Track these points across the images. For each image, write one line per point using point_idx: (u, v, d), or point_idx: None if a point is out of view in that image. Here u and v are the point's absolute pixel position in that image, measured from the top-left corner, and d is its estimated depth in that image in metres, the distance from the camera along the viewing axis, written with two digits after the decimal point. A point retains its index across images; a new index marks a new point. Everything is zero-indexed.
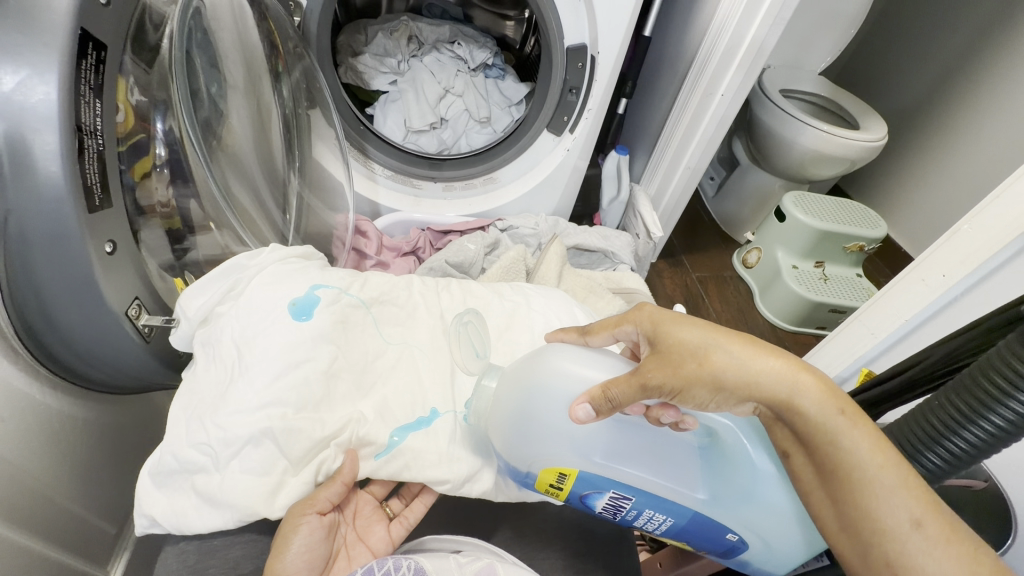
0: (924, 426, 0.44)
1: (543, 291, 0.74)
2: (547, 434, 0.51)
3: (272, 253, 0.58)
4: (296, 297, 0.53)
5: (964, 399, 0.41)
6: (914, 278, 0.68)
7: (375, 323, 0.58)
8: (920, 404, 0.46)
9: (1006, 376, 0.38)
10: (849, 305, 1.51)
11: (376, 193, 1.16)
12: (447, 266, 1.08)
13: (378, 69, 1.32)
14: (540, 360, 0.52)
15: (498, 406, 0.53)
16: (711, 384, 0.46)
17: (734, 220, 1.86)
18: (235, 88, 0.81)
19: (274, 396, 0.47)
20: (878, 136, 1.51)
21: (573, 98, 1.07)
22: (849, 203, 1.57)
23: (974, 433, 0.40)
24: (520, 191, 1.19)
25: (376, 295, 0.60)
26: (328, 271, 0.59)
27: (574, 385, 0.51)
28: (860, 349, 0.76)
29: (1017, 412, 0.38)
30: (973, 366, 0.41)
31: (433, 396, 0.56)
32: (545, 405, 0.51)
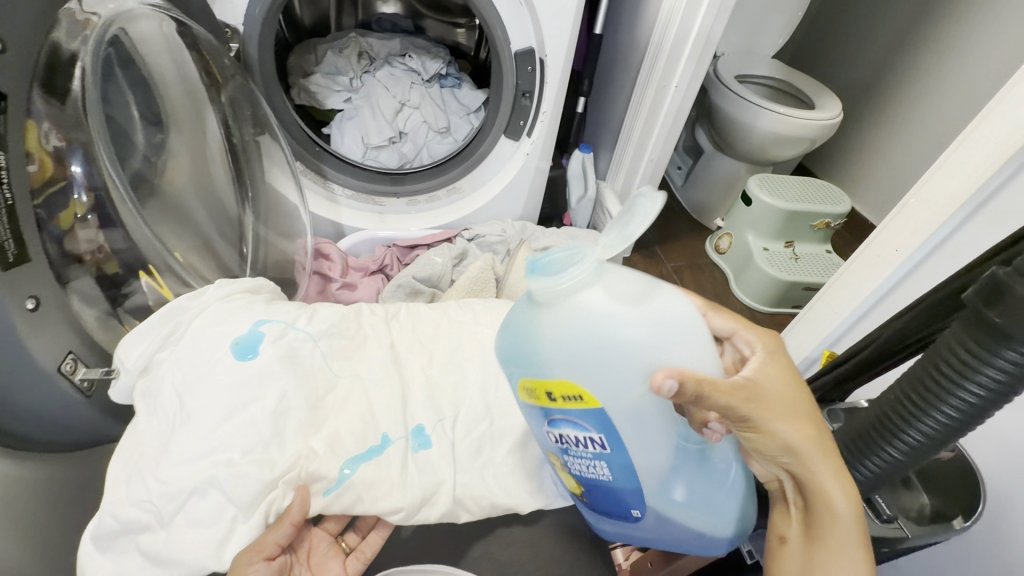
0: (891, 414, 0.48)
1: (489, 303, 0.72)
2: (603, 362, 0.46)
3: (217, 291, 0.57)
4: (240, 336, 0.51)
5: (918, 393, 0.46)
6: (870, 254, 0.69)
7: (323, 357, 0.55)
8: (880, 402, 0.51)
9: (954, 367, 0.43)
10: (820, 282, 1.53)
11: (339, 214, 1.15)
12: (415, 282, 1.06)
13: (331, 88, 1.30)
14: (660, 303, 0.47)
15: (580, 308, 0.46)
16: (790, 447, 0.47)
17: (704, 207, 1.87)
18: (179, 125, 0.81)
19: (217, 442, 0.45)
20: (833, 113, 1.54)
21: (527, 102, 1.06)
22: (811, 181, 1.60)
23: (929, 425, 0.45)
24: (484, 199, 1.18)
25: (327, 326, 0.57)
26: (274, 305, 0.57)
27: (664, 338, 0.46)
28: (825, 329, 0.77)
29: (968, 398, 0.42)
30: (928, 355, 0.46)
31: (383, 420, 0.53)
32: (627, 332, 0.46)
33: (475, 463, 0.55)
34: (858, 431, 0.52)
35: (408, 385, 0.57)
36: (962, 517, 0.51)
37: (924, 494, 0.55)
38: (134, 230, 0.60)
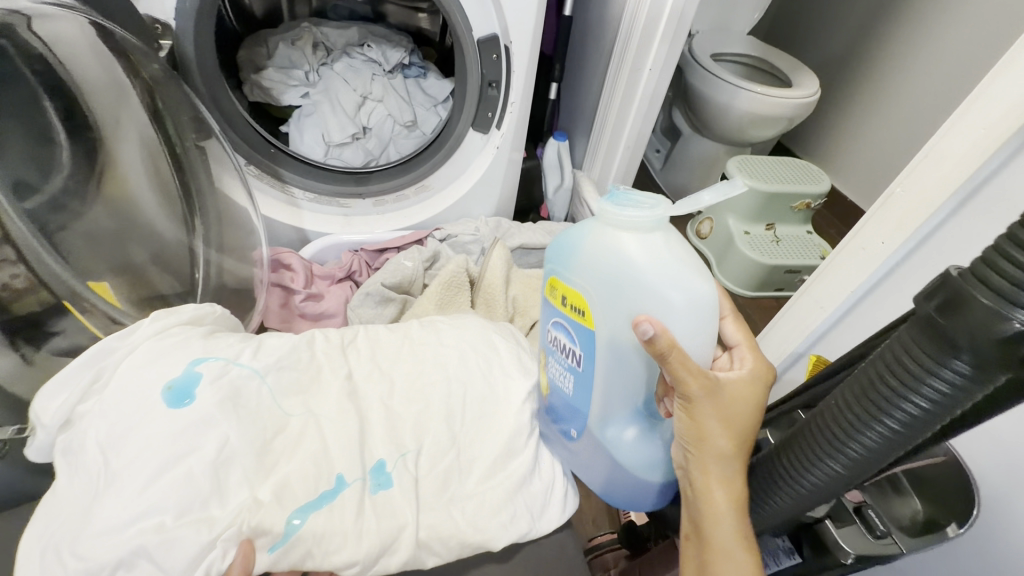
0: (827, 428, 0.42)
1: (455, 321, 0.66)
2: (618, 301, 0.48)
3: (152, 325, 0.52)
4: (174, 379, 0.46)
5: (863, 402, 0.39)
6: (855, 246, 0.66)
7: (271, 394, 0.50)
8: (823, 408, 0.44)
9: (901, 376, 0.36)
10: (802, 264, 1.52)
11: (301, 219, 1.08)
12: (385, 289, 0.99)
13: (287, 83, 1.22)
14: (704, 292, 0.46)
15: (624, 258, 0.46)
16: (705, 441, 0.48)
17: (684, 190, 1.83)
18: (116, 137, 0.75)
19: (146, 506, 0.40)
20: (810, 90, 1.50)
21: (494, 93, 1.00)
22: (790, 161, 1.57)
23: (868, 438, 0.39)
24: (455, 197, 1.13)
25: (276, 359, 0.53)
26: (214, 339, 0.52)
27: (683, 317, 0.46)
28: (811, 324, 0.74)
29: (910, 414, 0.36)
30: (872, 362, 0.39)
31: (339, 460, 0.48)
32: (645, 290, 0.46)
33: (441, 498, 0.51)
34: (792, 447, 0.46)
35: (368, 417, 0.53)
36: (956, 525, 0.48)
37: (917, 500, 0.52)
38: None
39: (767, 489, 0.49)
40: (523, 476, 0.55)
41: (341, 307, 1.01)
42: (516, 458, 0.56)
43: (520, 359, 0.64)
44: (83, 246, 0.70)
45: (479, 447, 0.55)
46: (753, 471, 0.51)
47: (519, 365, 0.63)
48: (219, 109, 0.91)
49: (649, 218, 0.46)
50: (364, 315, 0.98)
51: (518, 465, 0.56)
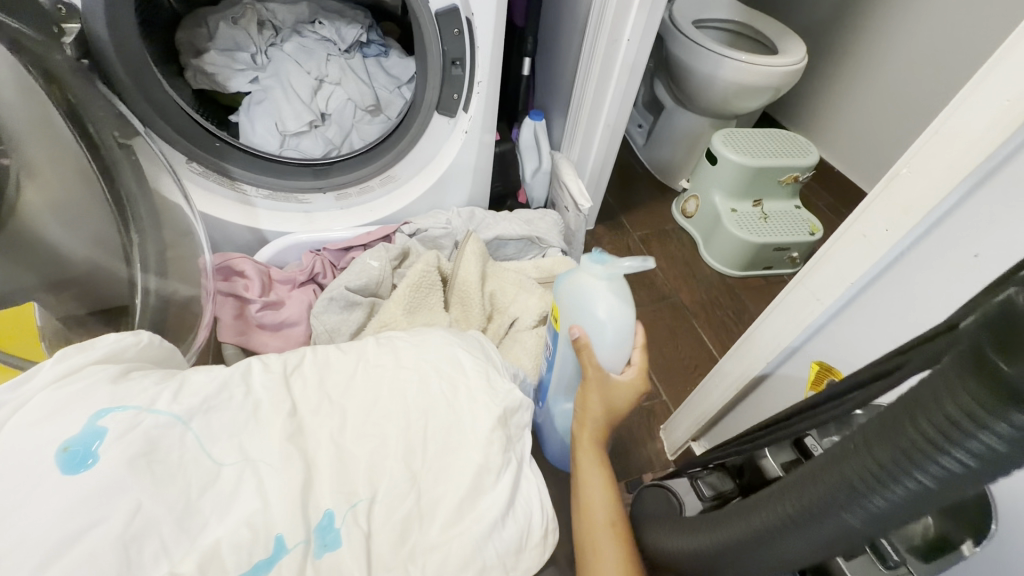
0: (838, 474, 0.35)
1: (416, 335, 0.60)
2: (576, 318, 0.70)
3: (52, 369, 0.46)
4: (71, 439, 0.40)
5: (893, 446, 0.32)
6: (854, 233, 0.60)
7: (197, 442, 0.44)
8: (838, 444, 0.37)
9: (947, 421, 0.29)
10: (790, 241, 1.46)
11: (256, 219, 1.00)
12: (350, 293, 0.92)
13: (233, 68, 1.10)
14: (624, 319, 0.68)
15: (571, 293, 0.70)
16: (590, 414, 0.70)
17: (668, 167, 1.75)
18: (24, 140, 0.65)
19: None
20: (797, 57, 1.43)
21: (458, 72, 0.91)
22: (777, 133, 1.50)
23: (901, 490, 0.31)
24: (423, 187, 1.05)
25: (203, 399, 0.46)
26: (126, 382, 0.46)
27: (607, 333, 0.69)
28: (807, 317, 0.69)
29: (954, 468, 0.29)
30: (898, 401, 0.33)
31: (278, 515, 0.42)
32: (584, 315, 0.69)
33: (400, 553, 0.44)
34: (792, 492, 0.39)
35: (315, 459, 0.47)
36: (971, 544, 0.44)
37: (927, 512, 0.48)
38: None
39: (764, 535, 0.42)
40: (495, 518, 0.47)
41: (303, 314, 0.93)
42: (487, 494, 0.49)
43: (488, 375, 0.56)
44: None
45: (441, 487, 0.48)
46: (745, 510, 0.45)
47: (488, 388, 0.55)
48: (149, 102, 0.82)
49: (597, 272, 0.68)
50: (328, 322, 0.90)
51: (488, 504, 0.48)
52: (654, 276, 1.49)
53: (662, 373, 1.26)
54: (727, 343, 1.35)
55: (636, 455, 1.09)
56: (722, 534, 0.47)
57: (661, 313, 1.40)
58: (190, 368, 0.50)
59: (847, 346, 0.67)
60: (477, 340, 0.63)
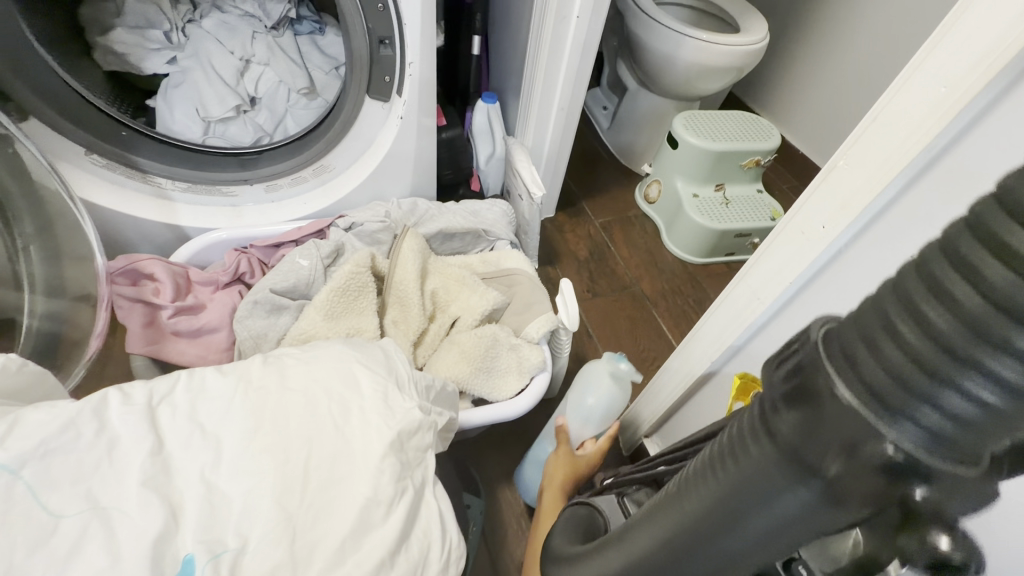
0: (670, 526, 0.34)
1: (321, 347, 0.55)
2: (580, 398, 0.86)
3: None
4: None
5: (708, 513, 0.31)
6: (793, 230, 0.56)
7: (31, 493, 0.38)
8: (663, 496, 0.36)
9: (752, 491, 0.28)
10: (752, 227, 1.44)
11: (176, 215, 0.92)
12: (276, 295, 0.85)
13: (147, 47, 1.00)
14: (616, 404, 0.84)
15: (585, 377, 0.86)
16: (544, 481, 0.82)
17: (631, 151, 1.70)
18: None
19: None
20: (759, 36, 1.38)
21: (388, 52, 0.83)
22: (740, 115, 1.46)
23: (724, 551, 0.31)
24: (360, 177, 0.97)
25: (38, 442, 0.40)
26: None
27: (596, 410, 0.84)
28: (749, 316, 0.65)
29: (762, 529, 0.28)
30: (714, 450, 0.32)
31: (130, 566, 0.37)
32: (585, 396, 0.85)
33: None
34: (627, 542, 0.38)
35: (181, 504, 0.41)
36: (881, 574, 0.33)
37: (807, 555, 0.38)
38: None
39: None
40: (380, 558, 0.42)
41: (223, 318, 0.85)
42: (374, 532, 0.43)
43: (387, 395, 0.51)
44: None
45: (325, 525, 0.42)
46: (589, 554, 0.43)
47: (382, 406, 0.50)
48: (32, 88, 0.73)
49: (610, 367, 0.83)
50: (253, 327, 0.83)
51: (375, 542, 0.42)
52: (615, 265, 1.45)
53: None
54: (686, 333, 1.33)
55: None
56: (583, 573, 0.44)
57: (620, 304, 1.36)
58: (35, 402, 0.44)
59: (788, 345, 0.64)
60: (383, 353, 0.57)
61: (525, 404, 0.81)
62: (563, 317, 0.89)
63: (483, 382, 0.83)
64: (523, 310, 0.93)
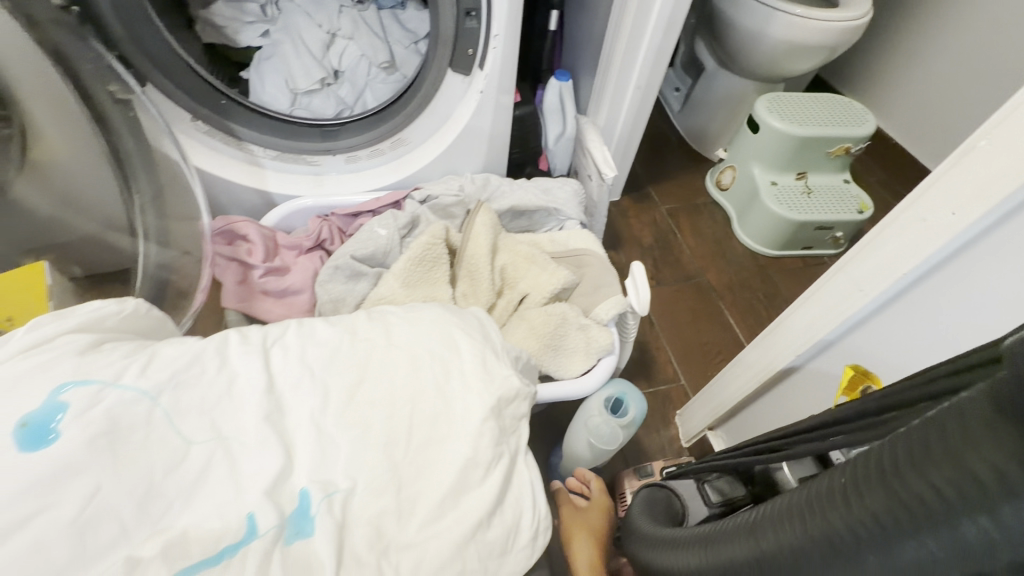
0: (834, 520, 0.30)
1: (411, 312, 0.57)
2: (586, 421, 0.82)
3: (19, 339, 0.42)
4: (31, 415, 0.37)
5: (878, 518, 0.28)
6: (910, 218, 0.51)
7: (167, 420, 0.41)
8: (818, 494, 0.33)
9: (955, 494, 0.25)
10: (835, 219, 1.35)
11: (265, 181, 0.96)
12: (356, 262, 0.88)
13: (242, 20, 1.05)
14: (624, 432, 0.81)
15: (589, 405, 0.83)
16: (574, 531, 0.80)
17: (704, 135, 1.62)
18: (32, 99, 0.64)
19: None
20: (860, 11, 1.27)
21: (473, 24, 0.83)
22: (831, 99, 1.36)
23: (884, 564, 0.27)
24: (435, 151, 0.99)
25: (172, 374, 0.44)
26: (93, 355, 0.43)
27: (604, 434, 0.81)
28: (846, 309, 0.61)
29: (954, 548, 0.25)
30: (907, 439, 0.29)
31: (252, 494, 0.40)
32: (592, 422, 0.82)
33: (373, 550, 0.42)
34: (761, 538, 0.35)
35: (293, 442, 0.44)
36: None
37: None
38: None
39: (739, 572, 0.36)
40: (477, 519, 0.45)
41: (306, 281, 0.90)
42: (470, 493, 0.46)
43: (481, 365, 0.53)
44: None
45: (424, 481, 0.45)
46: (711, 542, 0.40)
47: (481, 372, 0.52)
48: (147, 56, 0.78)
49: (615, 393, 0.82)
50: (333, 291, 0.88)
51: (470, 502, 0.45)
52: (681, 254, 1.40)
53: (681, 357, 1.20)
54: (754, 328, 1.27)
55: (646, 442, 1.05)
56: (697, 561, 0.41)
57: (685, 293, 1.32)
58: (163, 340, 0.48)
59: (888, 341, 0.59)
60: (476, 319, 0.59)
61: (592, 384, 0.81)
62: (633, 301, 0.85)
63: (551, 360, 0.83)
64: (592, 292, 0.92)
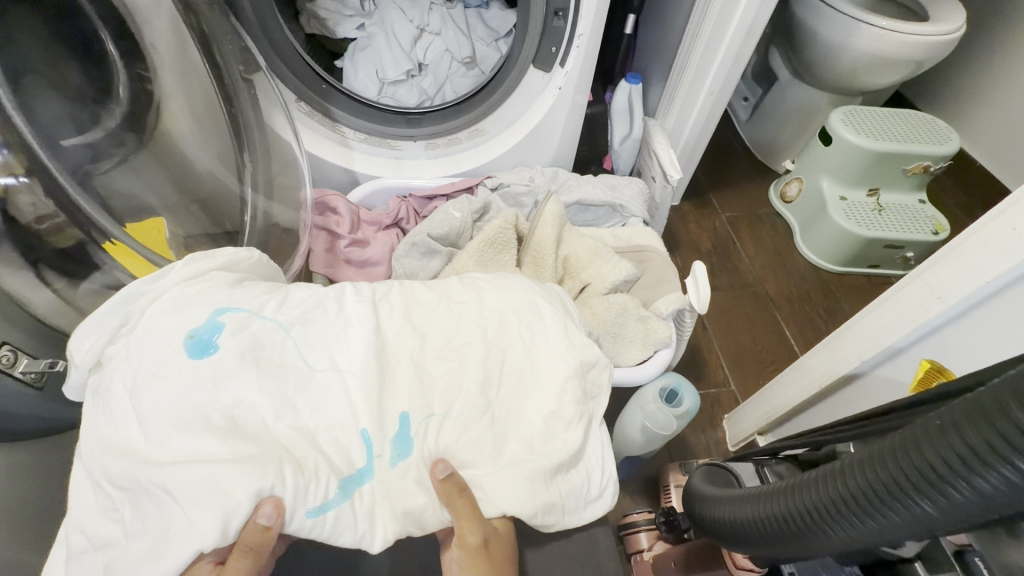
0: (916, 457, 0.33)
1: (501, 281, 0.63)
2: (641, 406, 0.85)
3: (183, 270, 0.54)
4: (197, 329, 0.49)
5: (915, 468, 0.32)
6: (999, 226, 0.51)
7: (296, 348, 0.51)
8: (867, 451, 0.37)
9: (992, 444, 0.29)
10: (907, 239, 1.31)
11: (352, 160, 1.04)
12: (431, 241, 0.95)
13: (342, 13, 1.12)
14: (678, 417, 0.84)
15: (645, 390, 0.86)
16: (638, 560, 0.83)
17: (771, 146, 1.60)
18: (162, 67, 0.68)
19: (167, 444, 0.44)
20: (952, 26, 1.23)
21: (559, 23, 0.87)
22: (913, 115, 1.32)
23: (923, 505, 0.32)
24: (509, 142, 1.03)
25: (301, 312, 0.53)
26: (240, 289, 0.54)
27: (657, 420, 0.83)
28: (920, 317, 0.61)
29: (983, 489, 0.29)
30: (991, 385, 0.31)
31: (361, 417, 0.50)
32: (647, 408, 0.84)
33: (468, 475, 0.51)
34: (808, 492, 0.40)
35: (395, 370, 0.53)
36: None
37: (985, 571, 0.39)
38: (85, 210, 0.55)
39: (816, 516, 0.39)
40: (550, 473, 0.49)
41: (385, 255, 1.02)
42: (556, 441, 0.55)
43: (558, 337, 0.59)
44: (145, 187, 0.68)
45: (512, 430, 0.55)
46: (763, 498, 0.45)
47: (565, 338, 0.59)
48: (267, 40, 0.87)
49: (671, 380, 0.86)
50: (408, 266, 0.95)
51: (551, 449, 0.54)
52: (740, 262, 1.39)
53: (732, 363, 1.20)
54: (811, 341, 1.25)
55: (692, 442, 1.06)
56: (760, 512, 0.45)
57: (741, 301, 1.31)
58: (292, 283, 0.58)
59: (962, 348, 0.59)
60: (558, 296, 0.65)
61: (648, 372, 0.85)
62: (693, 298, 0.86)
63: (610, 346, 0.86)
64: (653, 287, 0.95)
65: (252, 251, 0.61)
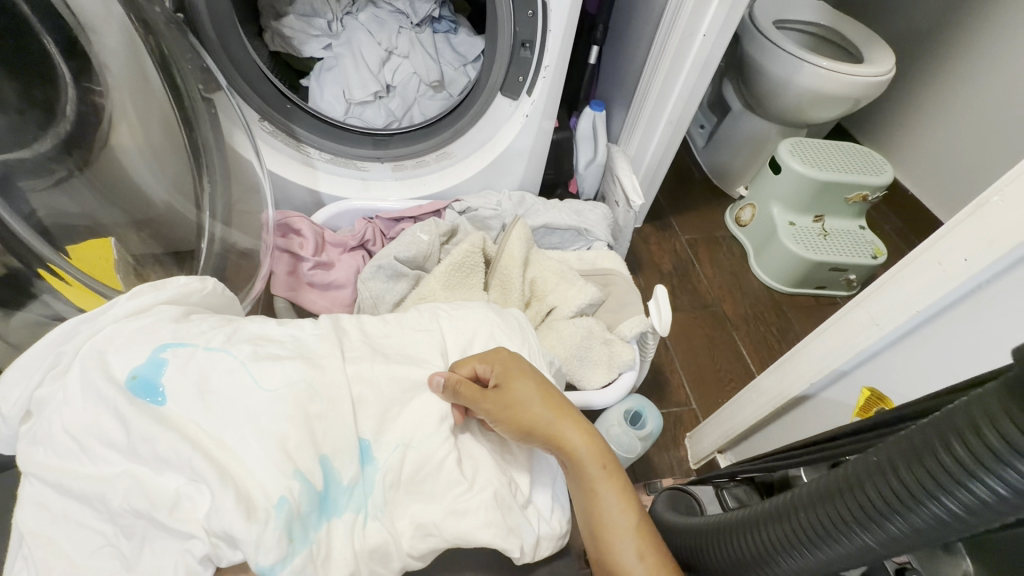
0: (859, 495, 0.35)
1: (462, 308, 0.71)
2: (605, 425, 0.88)
3: (126, 303, 0.58)
4: (138, 369, 0.51)
5: (858, 504, 0.35)
6: (930, 260, 0.56)
7: (242, 367, 0.53)
8: (817, 487, 0.39)
9: (923, 483, 0.31)
10: (849, 262, 1.40)
11: (316, 181, 1.03)
12: (398, 263, 0.94)
13: (309, 33, 1.10)
14: (642, 440, 0.86)
15: (611, 412, 0.89)
16: None
17: (725, 172, 1.68)
18: (116, 86, 0.65)
19: (107, 485, 0.48)
20: (884, 68, 1.34)
21: (527, 54, 0.89)
22: (851, 148, 1.42)
23: (864, 538, 0.34)
24: (477, 167, 1.04)
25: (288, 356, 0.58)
26: (185, 323, 0.57)
27: (620, 443, 0.86)
28: (862, 343, 0.65)
29: (916, 522, 0.32)
30: (920, 425, 0.33)
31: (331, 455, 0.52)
32: (612, 429, 0.87)
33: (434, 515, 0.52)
34: (764, 525, 0.42)
35: None
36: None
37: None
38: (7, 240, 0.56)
39: (771, 548, 0.41)
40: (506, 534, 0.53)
41: (349, 278, 1.01)
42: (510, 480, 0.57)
43: None
44: (75, 215, 0.65)
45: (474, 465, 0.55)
46: (724, 530, 0.47)
47: None
48: (230, 59, 0.86)
49: (636, 403, 0.89)
50: (374, 288, 0.94)
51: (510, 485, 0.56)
52: (698, 283, 1.45)
53: (694, 382, 1.24)
54: (765, 360, 1.31)
55: (656, 461, 1.08)
56: (722, 543, 0.47)
57: (701, 321, 1.36)
58: (244, 317, 0.60)
59: (895, 375, 0.64)
60: (517, 322, 0.73)
61: (613, 396, 0.86)
62: (654, 321, 0.89)
63: (576, 369, 0.88)
64: (617, 309, 0.98)
65: (182, 279, 0.63)
